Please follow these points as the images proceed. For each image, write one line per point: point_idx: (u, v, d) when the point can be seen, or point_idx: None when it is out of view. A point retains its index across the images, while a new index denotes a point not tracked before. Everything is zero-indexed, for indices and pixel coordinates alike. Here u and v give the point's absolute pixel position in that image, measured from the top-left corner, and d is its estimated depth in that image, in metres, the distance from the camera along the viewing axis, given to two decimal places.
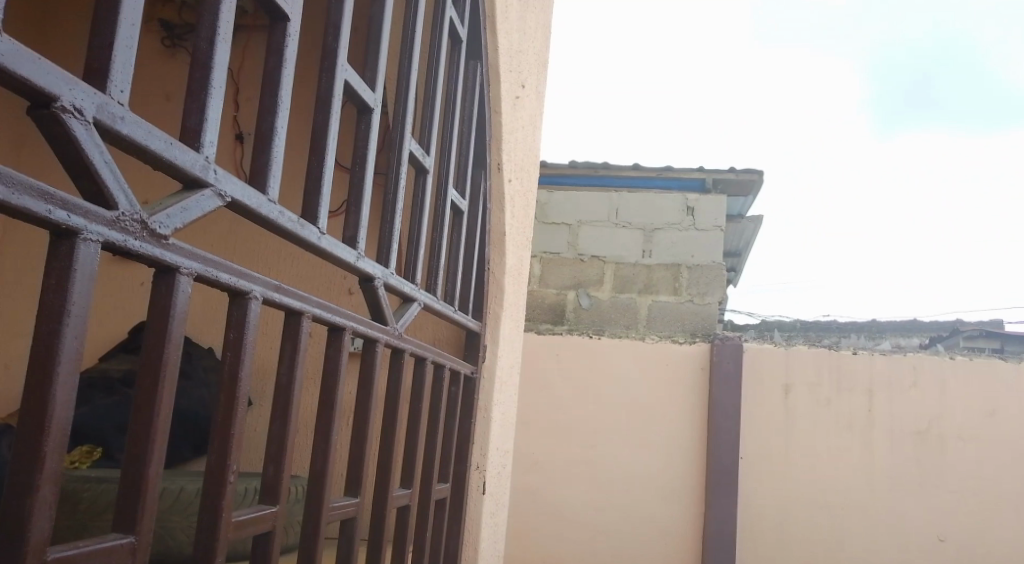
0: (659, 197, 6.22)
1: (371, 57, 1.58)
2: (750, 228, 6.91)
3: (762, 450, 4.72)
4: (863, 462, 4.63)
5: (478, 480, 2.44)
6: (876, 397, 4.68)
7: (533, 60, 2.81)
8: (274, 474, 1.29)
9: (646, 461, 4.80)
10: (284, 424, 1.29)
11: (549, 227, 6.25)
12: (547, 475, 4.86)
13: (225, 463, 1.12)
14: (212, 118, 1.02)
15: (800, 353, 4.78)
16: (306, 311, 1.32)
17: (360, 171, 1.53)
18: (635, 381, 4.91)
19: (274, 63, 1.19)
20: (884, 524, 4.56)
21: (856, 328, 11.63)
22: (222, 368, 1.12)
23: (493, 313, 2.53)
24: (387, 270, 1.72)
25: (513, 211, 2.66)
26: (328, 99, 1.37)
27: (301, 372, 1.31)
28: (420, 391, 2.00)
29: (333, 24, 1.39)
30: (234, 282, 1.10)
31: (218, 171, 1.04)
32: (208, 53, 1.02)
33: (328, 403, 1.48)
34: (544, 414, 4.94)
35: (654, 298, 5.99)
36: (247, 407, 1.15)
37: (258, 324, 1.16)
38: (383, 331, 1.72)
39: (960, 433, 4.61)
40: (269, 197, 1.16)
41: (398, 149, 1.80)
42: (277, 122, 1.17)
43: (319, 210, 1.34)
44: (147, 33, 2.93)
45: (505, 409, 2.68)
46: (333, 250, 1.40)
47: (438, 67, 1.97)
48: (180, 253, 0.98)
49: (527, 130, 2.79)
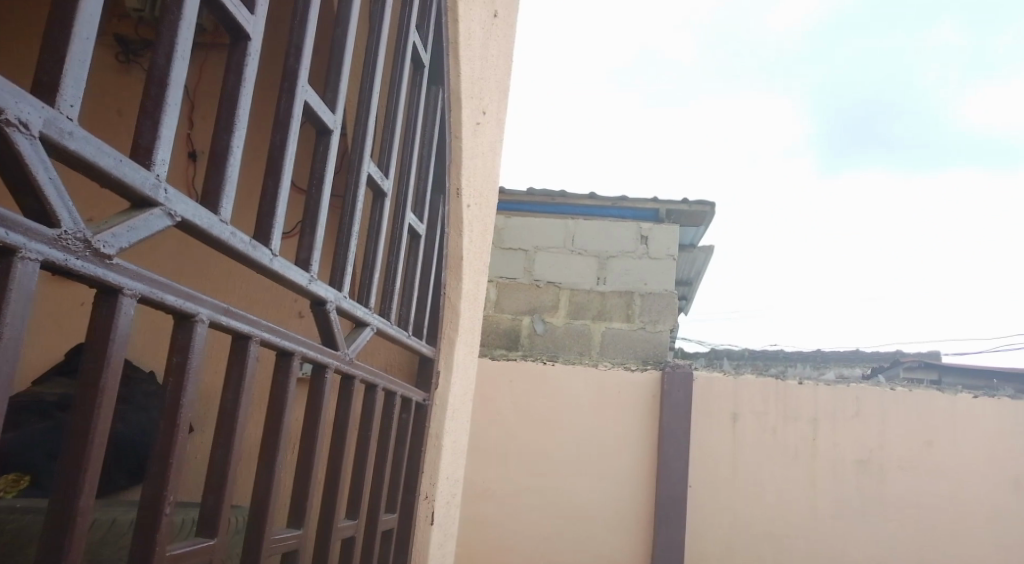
0: (614, 225, 6.27)
1: (333, 78, 1.55)
2: (702, 257, 6.98)
3: (710, 478, 4.73)
4: (807, 492, 4.67)
5: (426, 510, 2.40)
6: (820, 426, 4.74)
7: (494, 86, 2.81)
8: (214, 503, 1.25)
9: (597, 489, 4.78)
10: (227, 452, 1.25)
11: (505, 252, 6.26)
12: (496, 503, 4.80)
13: (163, 492, 1.07)
14: (166, 136, 0.99)
15: (747, 382, 4.83)
16: (254, 335, 1.29)
17: (317, 193, 1.49)
18: (586, 409, 4.90)
19: (233, 81, 1.15)
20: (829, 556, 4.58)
21: (802, 358, 11.80)
22: (164, 394, 1.08)
23: (448, 338, 2.49)
24: (339, 293, 1.68)
25: (471, 236, 2.64)
26: (287, 119, 1.34)
27: (247, 398, 1.27)
28: (370, 418, 1.96)
29: (295, 43, 1.36)
30: (180, 304, 1.06)
31: (169, 191, 1.00)
32: (165, 68, 0.99)
33: (273, 428, 1.45)
34: (495, 440, 4.90)
35: (607, 325, 5.96)
36: (188, 432, 1.10)
37: (204, 348, 1.12)
38: (334, 357, 1.68)
39: (899, 463, 4.67)
40: (222, 217, 1.13)
41: (357, 172, 1.77)
42: (233, 141, 1.14)
43: (272, 231, 1.31)
44: (100, 46, 2.86)
45: (457, 437, 2.65)
46: (285, 273, 1.36)
47: (399, 90, 1.95)
48: (125, 274, 0.94)
49: (486, 156, 2.78)
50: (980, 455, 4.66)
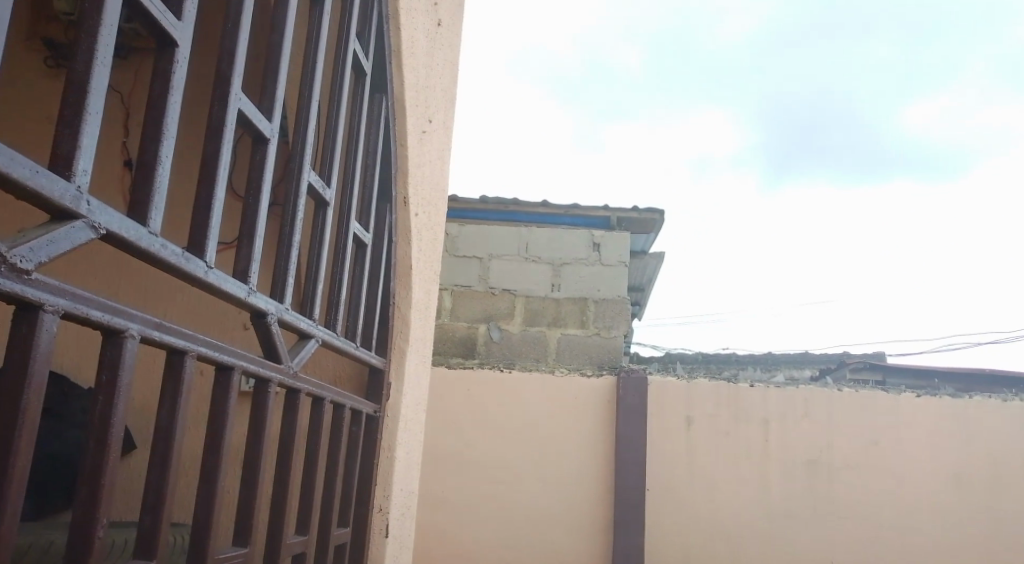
0: (567, 232, 6.28)
1: (269, 85, 1.52)
2: (653, 263, 7.02)
3: (666, 483, 4.75)
4: (760, 494, 4.71)
5: (380, 523, 2.35)
6: (772, 428, 4.80)
7: (439, 94, 2.79)
8: (152, 523, 1.20)
9: (554, 497, 4.77)
10: (164, 471, 1.21)
11: (459, 260, 6.24)
12: (453, 513, 4.75)
13: (95, 514, 1.04)
14: (86, 145, 0.96)
15: (699, 386, 4.87)
16: (191, 350, 1.25)
17: (255, 202, 1.46)
18: (542, 416, 4.90)
19: (161, 88, 1.12)
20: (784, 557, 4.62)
21: (753, 362, 11.94)
22: (92, 412, 1.04)
23: (399, 349, 2.46)
24: (280, 305, 1.65)
25: (421, 245, 2.61)
26: (219, 128, 1.31)
27: (184, 413, 1.23)
28: (317, 431, 1.91)
29: (227, 50, 1.34)
30: (107, 319, 1.03)
31: (92, 202, 0.97)
32: (84, 75, 0.96)
33: (214, 444, 1.40)
34: (451, 449, 4.86)
35: (563, 331, 5.98)
36: (120, 452, 1.07)
37: (135, 364, 1.08)
38: (276, 370, 1.64)
39: (848, 462, 4.74)
40: (151, 229, 1.09)
41: (296, 182, 1.74)
42: (161, 150, 1.11)
43: (207, 242, 1.27)
44: (28, 52, 2.77)
45: (410, 448, 2.61)
46: (222, 285, 1.33)
47: (340, 98, 1.92)
48: (45, 289, 0.91)
49: (434, 165, 2.76)
50: (926, 453, 4.76)
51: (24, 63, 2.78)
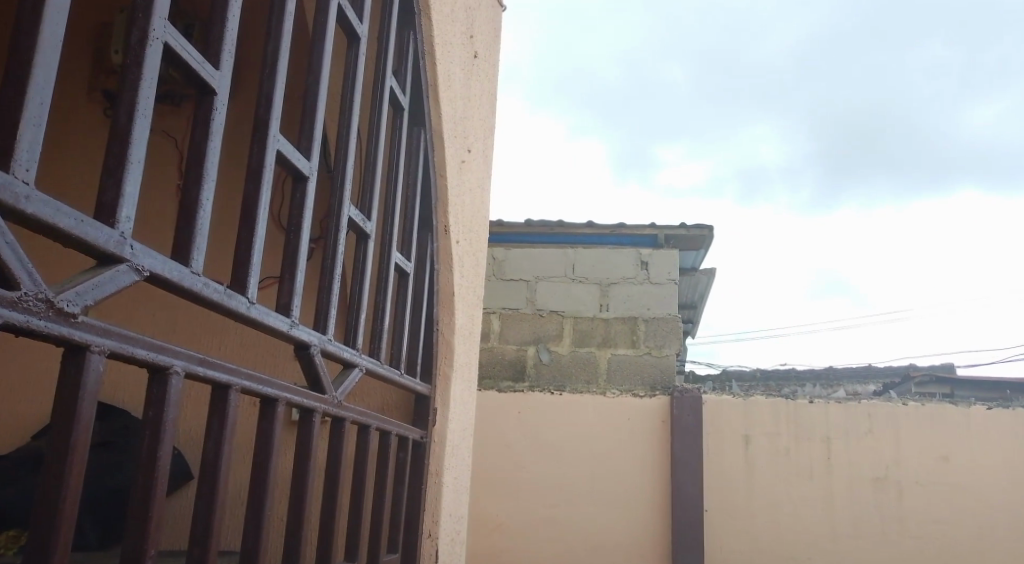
0: (613, 252, 6.28)
1: (307, 125, 1.57)
2: (702, 280, 6.97)
3: (724, 502, 4.70)
4: (822, 512, 4.63)
5: (430, 549, 2.37)
6: (833, 445, 4.72)
7: (478, 123, 2.83)
8: (201, 551, 1.24)
9: (607, 519, 4.74)
10: (210, 503, 1.25)
11: (506, 283, 6.26)
12: (506, 536, 4.75)
13: (144, 545, 1.07)
14: (129, 192, 1.01)
15: (756, 403, 4.81)
16: (234, 384, 1.29)
17: (296, 237, 1.51)
18: (597, 438, 4.88)
19: (201, 134, 1.18)
20: None
21: (813, 377, 11.74)
22: (140, 446, 1.08)
23: (444, 374, 2.48)
24: (323, 336, 1.69)
25: (463, 272, 2.64)
26: (259, 168, 1.36)
27: (229, 446, 1.27)
28: (365, 459, 1.94)
29: (265, 94, 1.39)
30: (151, 357, 1.07)
31: (135, 246, 1.02)
32: (126, 127, 1.01)
33: (260, 473, 1.43)
34: (502, 471, 4.87)
35: (613, 351, 5.96)
36: (168, 485, 1.11)
37: (180, 400, 1.12)
38: (321, 401, 1.68)
39: (916, 478, 4.64)
40: (193, 269, 1.14)
41: (337, 215, 1.78)
42: (202, 194, 1.16)
43: (249, 278, 1.32)
44: (85, 100, 2.88)
45: (458, 473, 2.63)
46: (264, 319, 1.37)
47: (378, 132, 1.97)
48: (91, 331, 0.96)
49: (474, 192, 2.80)
50: (995, 467, 4.64)
51: (80, 110, 2.89)
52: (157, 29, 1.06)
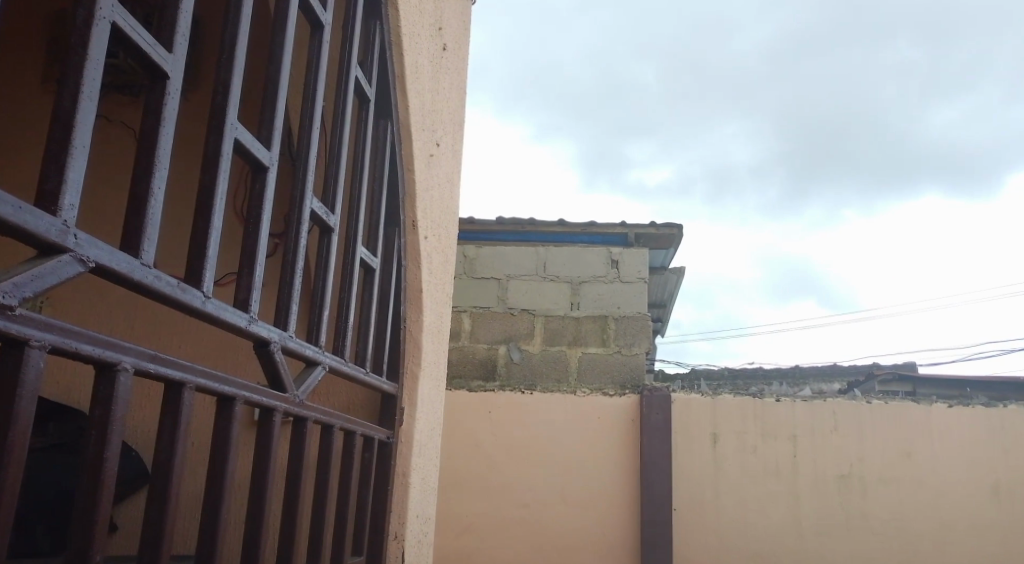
0: (584, 251, 6.25)
1: (266, 115, 1.52)
2: (672, 279, 6.99)
3: (693, 500, 4.69)
4: (790, 510, 4.64)
5: (396, 550, 2.32)
6: (800, 443, 4.74)
7: (446, 118, 2.79)
8: (152, 556, 1.19)
9: (576, 517, 4.72)
10: (162, 507, 1.20)
11: (477, 281, 6.22)
12: (474, 535, 4.71)
13: (91, 551, 1.03)
14: (74, 179, 0.96)
15: (725, 401, 4.82)
16: (188, 382, 1.24)
17: (254, 231, 1.46)
18: (567, 437, 4.85)
19: (153, 121, 1.12)
20: None
21: (780, 375, 11.84)
22: (85, 447, 1.03)
23: (411, 373, 2.43)
24: (284, 333, 1.64)
25: (431, 268, 2.60)
26: (216, 159, 1.31)
27: (182, 448, 1.22)
28: (328, 460, 1.89)
29: (222, 81, 1.34)
30: (98, 353, 1.02)
31: (80, 236, 0.97)
32: (70, 111, 0.96)
33: (217, 474, 1.38)
34: (471, 471, 4.82)
35: (583, 350, 5.95)
36: (115, 489, 1.06)
37: (128, 398, 1.07)
38: (282, 400, 1.63)
39: (881, 475, 4.67)
40: (144, 261, 1.09)
41: (299, 208, 1.73)
42: (154, 182, 1.11)
43: (204, 273, 1.27)
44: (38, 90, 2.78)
45: (426, 473, 2.59)
46: (220, 314, 1.32)
47: (342, 124, 1.92)
48: (30, 325, 0.91)
49: (443, 188, 2.75)
50: (958, 462, 4.69)
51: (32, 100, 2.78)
52: (104, 8, 1.01)
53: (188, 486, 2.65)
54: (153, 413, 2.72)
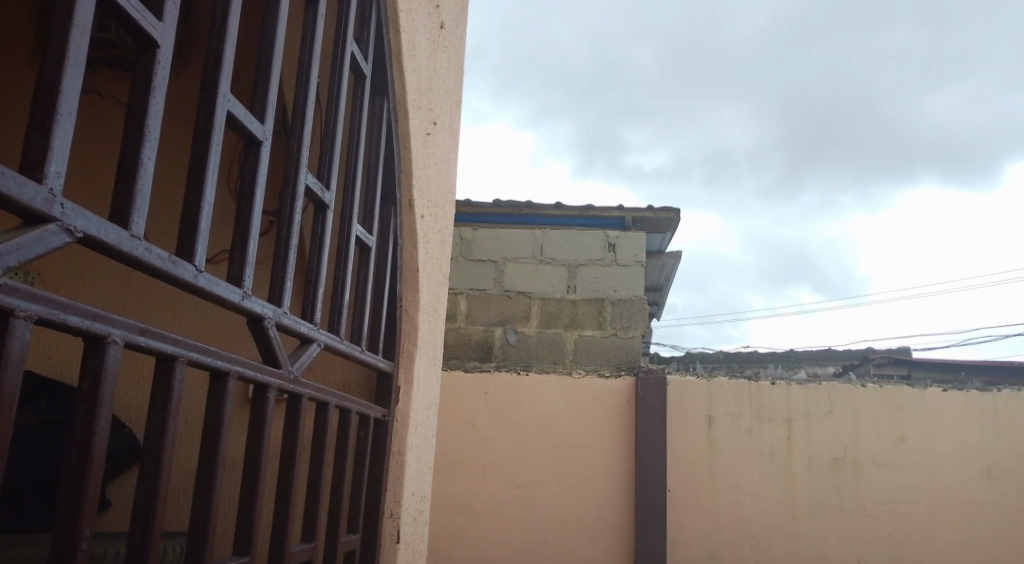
0: (581, 233, 6.23)
1: (260, 88, 1.49)
2: (669, 263, 6.98)
3: (687, 483, 4.69)
4: (784, 492, 4.65)
5: (391, 529, 2.32)
6: (794, 425, 4.74)
7: (443, 96, 2.76)
8: (143, 534, 1.17)
9: (572, 498, 4.72)
10: (153, 483, 1.18)
11: (473, 264, 6.19)
12: (469, 515, 4.71)
13: (79, 529, 1.01)
14: (59, 146, 0.94)
15: (720, 384, 4.82)
16: (180, 356, 1.22)
17: (247, 207, 1.43)
18: (562, 418, 4.85)
19: (141, 89, 1.10)
20: (805, 552, 4.56)
21: (775, 358, 11.87)
22: (73, 421, 1.02)
23: (408, 353, 2.42)
24: (278, 309, 1.62)
25: (427, 248, 2.58)
26: (208, 131, 1.28)
27: (174, 422, 1.20)
28: (323, 438, 1.88)
29: (214, 52, 1.31)
30: (86, 325, 1.00)
31: (66, 205, 0.95)
32: (55, 76, 0.94)
33: (209, 451, 1.36)
34: (465, 451, 4.81)
35: (580, 333, 5.94)
36: (104, 465, 1.04)
37: (117, 371, 1.05)
38: (276, 376, 1.61)
39: (874, 458, 4.68)
40: (134, 233, 1.07)
41: (293, 183, 1.70)
42: (143, 153, 1.09)
43: (196, 248, 1.24)
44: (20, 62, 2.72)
45: (422, 452, 2.58)
46: (213, 289, 1.30)
47: (338, 98, 1.89)
48: (15, 295, 0.89)
49: (439, 167, 2.72)
50: (952, 447, 4.70)
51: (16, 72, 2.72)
52: None
53: (181, 465, 2.64)
54: (145, 390, 2.70)
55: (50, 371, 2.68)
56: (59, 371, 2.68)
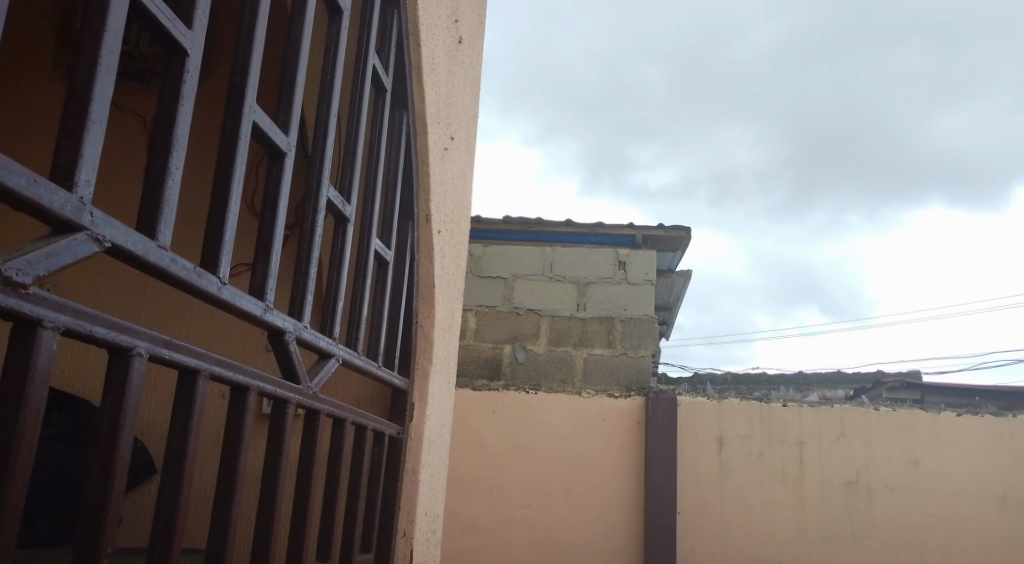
0: (591, 251, 6.21)
1: (284, 99, 1.48)
2: (679, 282, 6.95)
3: (697, 505, 4.64)
4: (795, 516, 4.59)
5: (404, 549, 2.28)
6: (806, 448, 4.70)
7: (461, 111, 2.75)
8: (163, 550, 1.15)
9: (582, 518, 4.67)
10: (173, 499, 1.16)
11: (483, 280, 6.17)
12: (479, 534, 4.67)
13: (100, 545, 0.99)
14: (89, 154, 0.93)
15: (730, 405, 4.78)
16: (202, 369, 1.20)
17: (271, 219, 1.42)
18: (572, 438, 4.81)
19: (170, 100, 1.09)
20: None
21: (784, 380, 11.80)
22: (97, 434, 1.00)
23: (423, 369, 2.40)
24: (299, 323, 1.60)
25: (444, 263, 2.56)
26: (234, 142, 1.27)
27: (196, 437, 1.19)
28: (338, 455, 1.85)
29: (241, 61, 1.30)
30: (112, 337, 0.99)
31: (95, 214, 0.94)
32: (86, 84, 0.92)
33: (229, 468, 1.34)
34: (476, 470, 4.78)
35: (589, 352, 5.90)
36: (126, 479, 1.02)
37: (142, 384, 1.04)
38: (296, 391, 1.59)
39: (887, 483, 4.63)
40: (160, 243, 1.06)
41: (314, 196, 1.69)
42: (171, 162, 1.07)
43: (221, 259, 1.23)
44: (40, 74, 2.71)
45: (435, 471, 2.55)
46: (237, 301, 1.28)
47: (359, 111, 1.88)
48: (43, 305, 0.88)
49: (456, 183, 2.71)
50: (966, 472, 4.64)
51: (35, 84, 2.71)
52: None
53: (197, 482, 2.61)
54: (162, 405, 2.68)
55: (69, 385, 2.66)
56: (79, 385, 2.66)
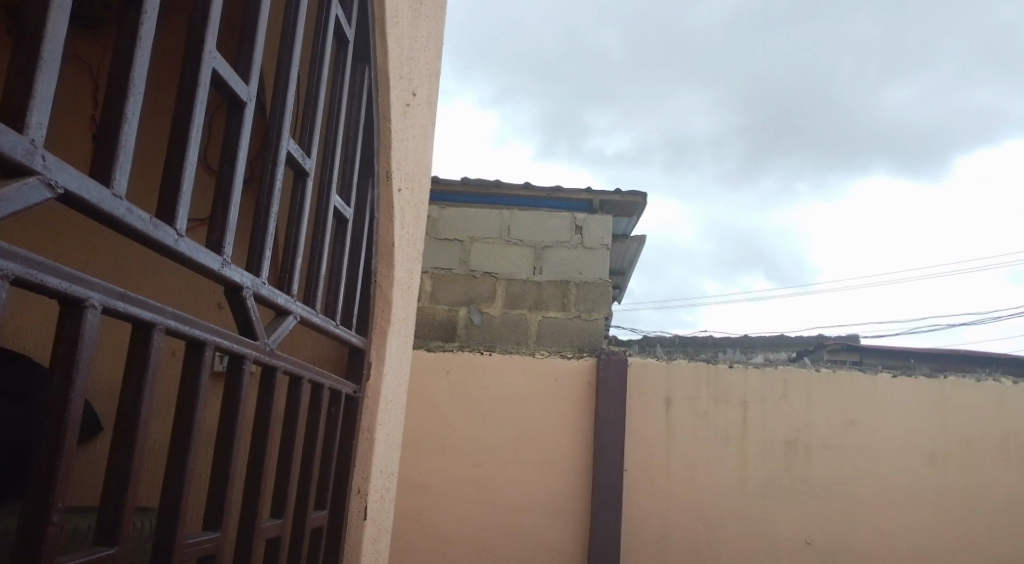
0: (548, 215, 6.20)
1: (245, 48, 1.43)
2: (634, 247, 6.99)
3: (642, 462, 4.71)
4: (737, 474, 4.69)
5: (358, 506, 2.28)
6: (750, 408, 4.78)
7: (423, 67, 2.70)
8: (115, 506, 1.12)
9: (535, 478, 4.72)
10: (127, 456, 1.13)
11: (439, 243, 6.13)
12: (433, 494, 4.69)
13: (51, 498, 0.96)
14: (42, 96, 0.88)
15: (680, 366, 4.84)
16: (158, 323, 1.17)
17: (230, 171, 1.38)
18: (527, 400, 4.83)
19: (127, 43, 1.04)
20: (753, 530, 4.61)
21: (731, 343, 12.01)
22: (49, 388, 0.97)
23: (380, 328, 2.38)
24: (257, 279, 1.56)
25: (403, 222, 2.53)
26: (194, 90, 1.23)
27: (151, 393, 1.16)
28: (294, 412, 1.83)
29: (201, 6, 1.25)
30: (64, 287, 0.95)
31: (49, 158, 0.90)
32: (39, 21, 0.88)
33: (184, 425, 1.32)
34: (431, 431, 4.78)
35: (544, 314, 5.92)
36: (79, 433, 0.99)
37: (96, 338, 1.00)
38: (252, 347, 1.56)
39: (825, 441, 4.74)
40: (116, 191, 1.02)
41: (273, 150, 1.65)
42: (128, 108, 1.03)
43: (178, 210, 1.19)
44: None
45: (391, 429, 2.55)
46: (194, 255, 1.25)
47: (321, 63, 1.83)
48: None
49: (417, 140, 2.67)
50: (899, 433, 4.77)
51: None
52: None
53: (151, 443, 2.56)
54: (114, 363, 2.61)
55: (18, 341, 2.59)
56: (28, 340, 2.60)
